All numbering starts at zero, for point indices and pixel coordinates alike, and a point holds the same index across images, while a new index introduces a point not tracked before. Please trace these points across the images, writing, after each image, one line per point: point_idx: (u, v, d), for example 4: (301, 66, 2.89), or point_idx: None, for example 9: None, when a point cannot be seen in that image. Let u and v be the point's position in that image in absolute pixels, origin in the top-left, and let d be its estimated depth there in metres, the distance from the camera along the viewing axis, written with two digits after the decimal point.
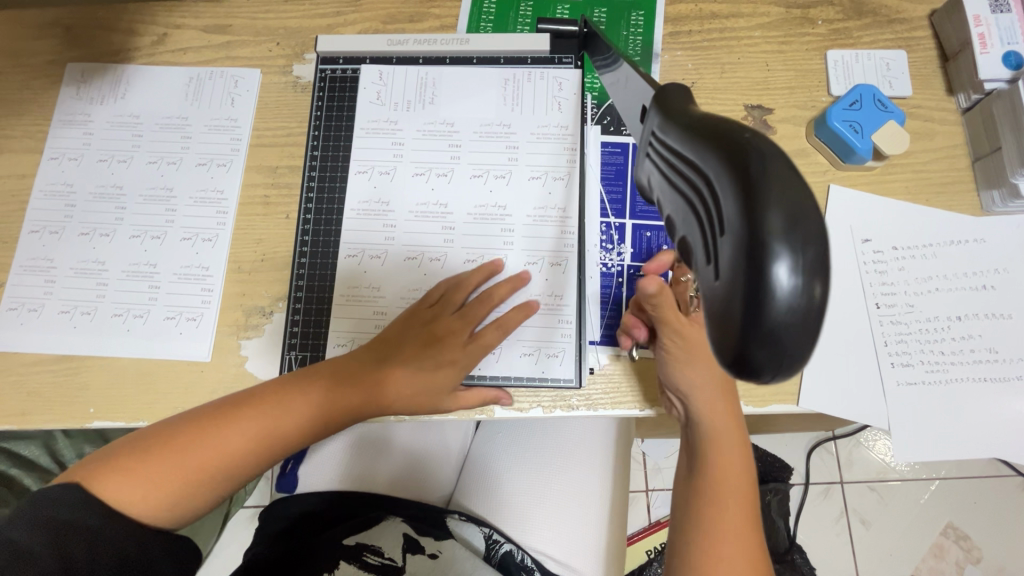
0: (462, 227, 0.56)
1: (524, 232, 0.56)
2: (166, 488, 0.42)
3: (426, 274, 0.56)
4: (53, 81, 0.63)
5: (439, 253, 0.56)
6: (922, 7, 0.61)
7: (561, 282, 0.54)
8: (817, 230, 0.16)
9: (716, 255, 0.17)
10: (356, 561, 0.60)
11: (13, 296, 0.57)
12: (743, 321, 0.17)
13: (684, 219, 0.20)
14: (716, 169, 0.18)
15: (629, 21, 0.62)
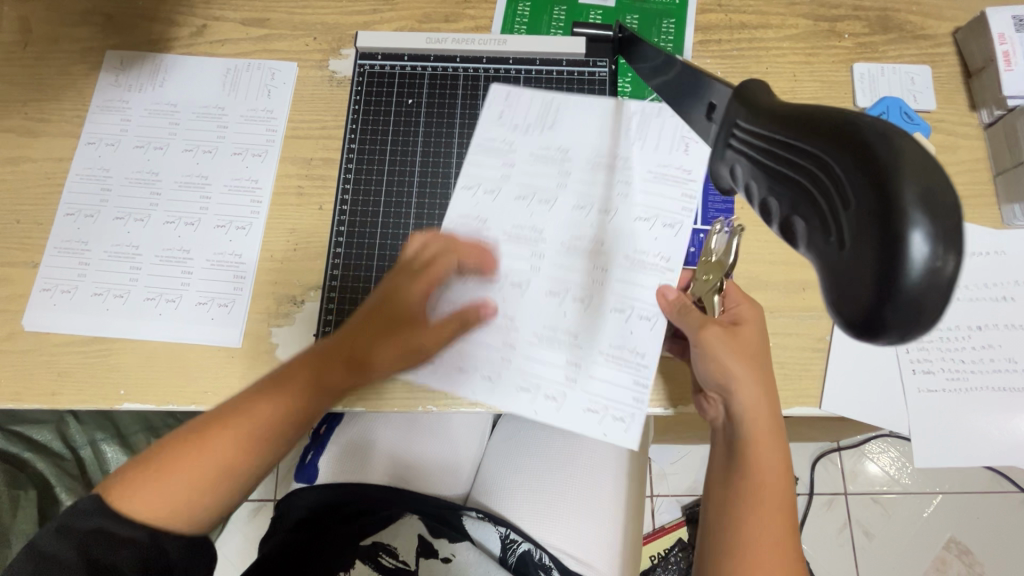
0: (538, 259, 0.54)
1: (561, 260, 0.54)
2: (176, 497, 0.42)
3: (492, 297, 0.53)
4: (91, 67, 0.63)
5: (517, 278, 0.53)
6: (946, 24, 0.62)
7: (641, 335, 0.52)
8: (951, 208, 0.18)
9: (843, 229, 0.19)
10: (371, 561, 0.62)
11: (47, 277, 0.58)
12: (878, 289, 0.18)
13: (791, 198, 0.21)
14: (838, 153, 0.19)
15: (661, 27, 0.63)
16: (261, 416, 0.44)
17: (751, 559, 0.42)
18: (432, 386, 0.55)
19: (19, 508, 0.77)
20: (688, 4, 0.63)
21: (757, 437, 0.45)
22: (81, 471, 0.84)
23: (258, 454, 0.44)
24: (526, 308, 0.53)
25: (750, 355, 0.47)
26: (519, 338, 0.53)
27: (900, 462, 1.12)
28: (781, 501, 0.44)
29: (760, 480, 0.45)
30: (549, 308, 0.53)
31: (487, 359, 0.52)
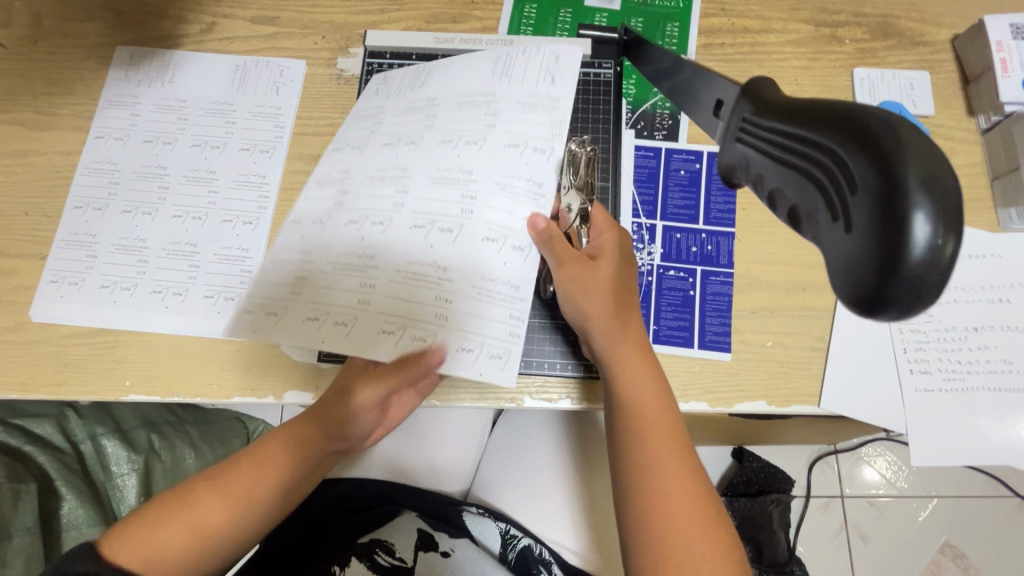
0: (417, 203, 0.52)
1: (485, 202, 0.51)
2: (162, 542, 0.46)
3: (364, 240, 0.52)
4: (101, 62, 0.64)
5: (382, 218, 0.52)
6: (945, 31, 0.63)
7: (511, 266, 0.50)
8: (953, 192, 0.18)
9: (852, 214, 0.19)
10: (366, 560, 0.61)
11: (55, 269, 0.58)
12: (881, 270, 0.18)
13: (797, 184, 0.21)
14: (845, 141, 0.19)
15: (664, 31, 0.64)
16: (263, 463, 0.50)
17: (661, 481, 0.45)
18: None
19: (21, 499, 0.75)
20: (692, 8, 0.64)
21: (637, 366, 0.48)
22: (80, 465, 0.84)
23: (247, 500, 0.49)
24: (404, 248, 0.51)
25: (630, 300, 0.51)
26: (381, 277, 0.50)
27: (896, 466, 1.13)
28: (668, 417, 0.48)
29: (648, 405, 0.48)
30: (422, 240, 0.51)
31: (347, 297, 0.50)
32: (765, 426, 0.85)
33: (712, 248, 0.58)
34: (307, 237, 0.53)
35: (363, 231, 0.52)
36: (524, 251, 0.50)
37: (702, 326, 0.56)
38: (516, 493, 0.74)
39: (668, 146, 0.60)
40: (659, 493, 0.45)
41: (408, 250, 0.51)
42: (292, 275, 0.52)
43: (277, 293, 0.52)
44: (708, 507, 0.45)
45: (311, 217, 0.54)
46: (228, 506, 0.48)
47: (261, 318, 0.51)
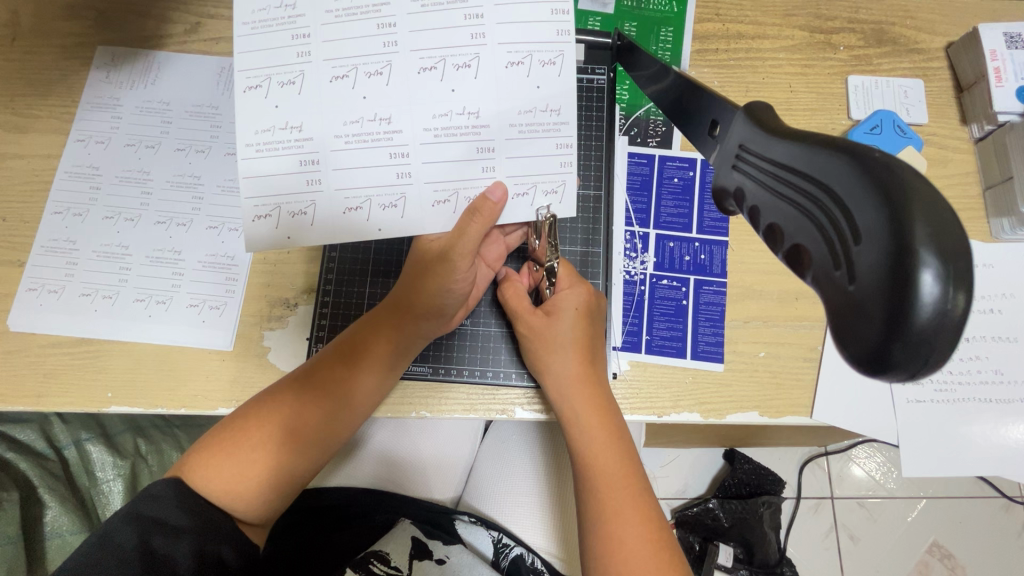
0: (414, 43, 0.42)
1: (495, 22, 0.42)
2: (233, 474, 0.46)
3: (366, 98, 0.43)
4: (82, 63, 0.62)
5: (379, 65, 0.42)
6: (939, 39, 0.63)
7: (547, 88, 0.43)
8: (960, 246, 0.17)
9: (856, 263, 0.17)
10: (362, 570, 0.60)
11: (34, 277, 0.57)
12: (887, 327, 0.17)
13: (799, 225, 0.20)
14: (853, 184, 0.18)
15: (658, 36, 0.63)
16: (315, 401, 0.49)
17: (612, 520, 0.46)
18: (424, 393, 0.55)
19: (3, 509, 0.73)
20: (687, 11, 0.63)
21: (587, 419, 0.49)
22: (65, 471, 0.83)
23: (305, 436, 0.49)
24: (426, 98, 0.43)
25: (586, 351, 0.51)
26: (411, 144, 0.44)
27: (886, 467, 1.14)
28: (623, 464, 0.48)
29: (610, 467, 0.48)
30: (441, 94, 0.43)
31: (387, 168, 0.44)
32: (757, 429, 0.85)
33: (706, 257, 0.57)
34: (285, 112, 0.43)
35: (361, 91, 0.43)
36: (556, 63, 0.43)
37: (695, 336, 0.55)
38: (507, 500, 0.73)
39: (661, 153, 0.59)
40: (608, 535, 0.45)
41: (424, 117, 0.43)
42: (293, 158, 0.44)
43: (285, 170, 0.44)
44: (661, 544, 0.45)
45: (281, 88, 0.43)
46: (301, 433, 0.49)
47: (289, 215, 0.45)
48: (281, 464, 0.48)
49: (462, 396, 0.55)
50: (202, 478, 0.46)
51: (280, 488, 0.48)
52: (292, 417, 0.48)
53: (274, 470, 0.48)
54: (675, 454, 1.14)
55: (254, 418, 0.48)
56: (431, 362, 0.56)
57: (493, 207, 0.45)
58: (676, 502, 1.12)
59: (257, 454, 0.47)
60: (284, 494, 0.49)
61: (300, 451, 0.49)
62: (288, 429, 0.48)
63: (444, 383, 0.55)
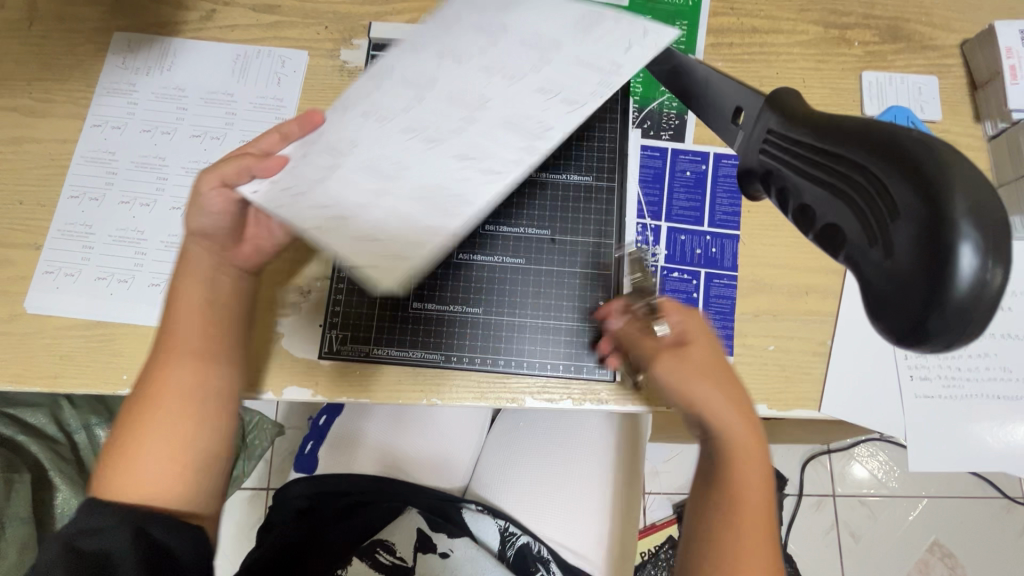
0: (507, 89, 0.38)
1: (564, 64, 0.39)
2: (145, 459, 0.42)
3: (489, 96, 0.38)
4: (99, 49, 0.63)
5: (502, 68, 0.39)
6: (954, 36, 0.63)
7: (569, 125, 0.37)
8: (999, 219, 0.17)
9: (895, 240, 0.18)
10: (368, 558, 0.63)
11: (50, 260, 0.57)
12: (926, 300, 0.17)
13: (829, 205, 0.21)
14: (891, 164, 0.19)
15: (673, 29, 0.63)
16: (191, 372, 0.45)
17: (745, 523, 0.44)
18: (436, 380, 0.56)
19: (15, 489, 0.73)
20: (701, 5, 0.63)
21: (743, 426, 0.46)
22: (74, 455, 0.83)
23: (200, 405, 0.45)
24: (526, 111, 0.37)
25: (711, 370, 0.47)
26: (518, 139, 0.36)
27: (888, 466, 1.14)
28: (762, 476, 0.46)
29: (750, 469, 0.45)
30: (525, 108, 0.37)
31: (432, 185, 0.34)
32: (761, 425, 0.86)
33: (717, 251, 0.57)
34: (346, 143, 0.38)
35: (444, 130, 0.37)
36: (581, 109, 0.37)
37: None
38: (514, 491, 0.74)
39: (674, 147, 0.60)
40: (738, 553, 0.43)
41: (511, 122, 0.37)
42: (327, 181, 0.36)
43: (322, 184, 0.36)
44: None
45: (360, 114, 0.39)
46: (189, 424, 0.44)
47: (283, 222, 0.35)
48: (190, 439, 0.44)
49: (473, 384, 0.56)
50: (119, 478, 0.42)
51: (208, 461, 0.44)
52: (170, 389, 0.44)
53: (190, 453, 0.44)
54: (678, 450, 1.15)
55: (145, 400, 0.44)
56: (444, 349, 0.56)
57: (263, 164, 0.41)
58: (678, 498, 1.12)
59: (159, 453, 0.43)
60: (204, 466, 0.44)
61: (203, 424, 0.44)
62: (174, 417, 0.44)
63: (453, 369, 0.56)
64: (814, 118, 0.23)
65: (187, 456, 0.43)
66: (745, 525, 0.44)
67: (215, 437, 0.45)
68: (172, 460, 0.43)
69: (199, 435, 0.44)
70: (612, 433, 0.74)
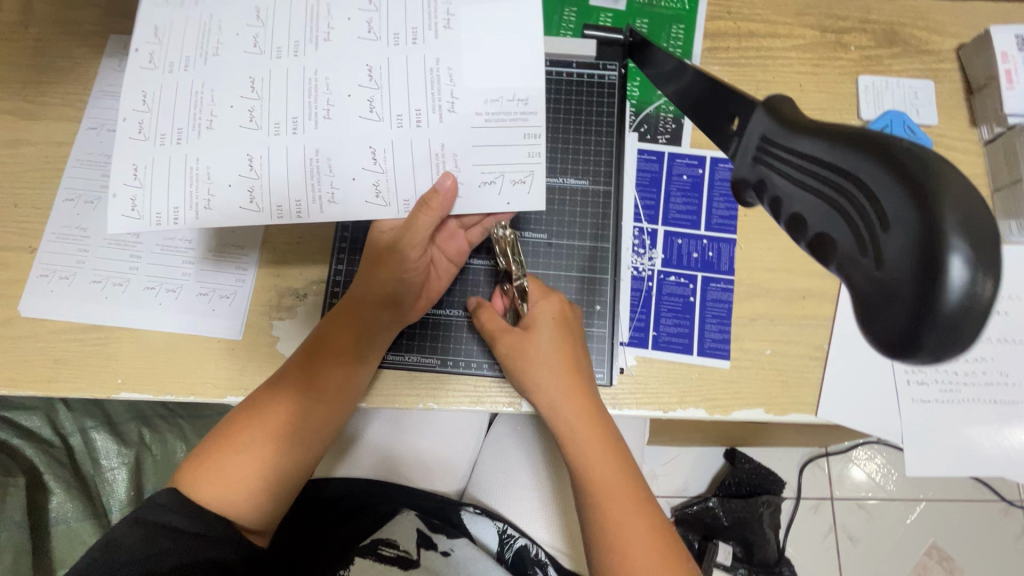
0: (415, 71, 0.46)
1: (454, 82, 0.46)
2: (234, 482, 0.47)
3: (379, 81, 0.46)
4: (95, 51, 0.62)
5: (382, 72, 0.46)
6: (950, 40, 0.63)
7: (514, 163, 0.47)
8: (990, 233, 0.17)
9: (886, 251, 0.18)
10: (371, 554, 0.61)
11: (46, 263, 0.57)
12: (918, 311, 0.17)
13: (823, 214, 0.21)
14: (881, 176, 0.18)
15: (670, 33, 0.63)
16: (292, 399, 0.50)
17: (620, 533, 0.46)
18: (431, 384, 0.55)
19: (9, 493, 0.73)
20: (698, 9, 0.63)
21: (580, 427, 0.49)
22: (70, 458, 0.83)
23: (300, 429, 0.50)
24: (418, 92, 0.46)
25: (566, 349, 0.51)
26: (447, 134, 0.46)
27: (886, 469, 1.14)
28: (624, 476, 0.49)
29: (598, 466, 0.49)
30: (421, 86, 0.46)
31: (348, 155, 0.46)
32: (758, 428, 0.86)
33: (714, 255, 0.57)
34: (222, 118, 0.46)
35: (328, 102, 0.46)
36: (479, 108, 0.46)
37: (701, 332, 0.56)
38: (511, 494, 0.74)
39: (671, 151, 0.60)
40: (620, 553, 0.46)
41: (455, 131, 0.46)
42: (179, 153, 0.46)
43: (227, 156, 0.46)
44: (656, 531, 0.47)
45: (240, 88, 0.46)
46: (297, 433, 0.50)
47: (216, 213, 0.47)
48: (275, 471, 0.48)
49: (469, 389, 0.55)
50: (201, 490, 0.46)
51: (285, 484, 0.49)
52: (280, 413, 0.49)
53: (276, 467, 0.48)
54: (676, 453, 1.14)
55: (241, 420, 0.49)
56: (440, 354, 0.56)
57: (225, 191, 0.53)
58: (676, 500, 1.12)
59: (261, 453, 0.48)
60: (277, 498, 0.49)
61: (293, 450, 0.49)
62: (307, 423, 0.50)
63: (449, 373, 0.56)
64: (807, 126, 0.23)
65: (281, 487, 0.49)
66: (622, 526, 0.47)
67: (302, 462, 0.50)
68: (264, 483, 0.48)
69: (294, 462, 0.50)
70: None
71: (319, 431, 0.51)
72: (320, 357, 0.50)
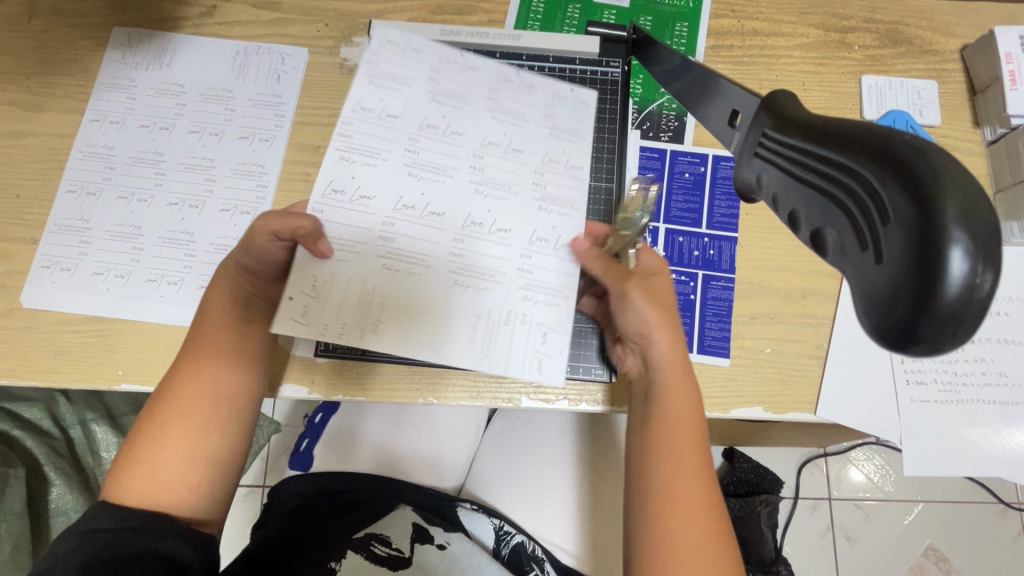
0: (475, 202, 0.47)
1: (506, 223, 0.48)
2: (161, 469, 0.43)
3: (441, 195, 0.47)
4: (98, 43, 0.62)
5: (449, 188, 0.47)
6: (954, 41, 0.63)
7: (503, 301, 0.46)
8: (990, 225, 0.18)
9: (885, 243, 0.19)
10: (363, 550, 0.59)
11: (49, 255, 0.57)
12: (916, 301, 0.18)
13: (824, 208, 0.22)
14: (880, 172, 0.19)
15: (673, 30, 0.63)
16: (200, 374, 0.45)
17: (666, 522, 0.41)
18: (431, 379, 0.56)
19: (9, 484, 0.73)
20: (702, 7, 0.63)
21: (667, 405, 0.44)
22: (70, 451, 0.83)
23: (219, 403, 0.45)
24: (468, 214, 0.47)
25: (670, 319, 0.46)
26: (466, 257, 0.46)
27: (884, 470, 1.14)
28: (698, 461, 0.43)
29: (676, 448, 0.43)
30: (475, 210, 0.47)
31: (380, 202, 0.46)
32: (757, 428, 0.86)
33: (714, 253, 0.57)
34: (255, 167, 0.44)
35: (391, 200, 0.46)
36: (513, 246, 0.47)
37: (701, 330, 0.56)
38: (509, 491, 0.74)
39: (673, 148, 0.60)
40: (673, 541, 0.40)
41: (472, 264, 0.46)
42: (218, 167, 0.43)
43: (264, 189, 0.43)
44: (714, 521, 0.41)
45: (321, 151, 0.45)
46: (212, 409, 0.45)
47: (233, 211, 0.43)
48: (194, 453, 0.44)
49: (468, 383, 0.56)
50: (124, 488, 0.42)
51: (219, 465, 0.45)
52: (188, 390, 0.45)
53: (202, 447, 0.44)
54: None
55: (148, 411, 0.45)
56: None
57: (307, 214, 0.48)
58: None
59: (179, 438, 0.43)
60: (217, 481, 0.45)
61: (217, 427, 0.45)
62: (220, 393, 0.45)
63: (450, 369, 0.56)
64: (806, 124, 0.24)
65: (221, 469, 0.45)
66: (679, 514, 0.41)
67: (232, 440, 0.46)
68: (196, 465, 0.43)
69: (221, 440, 0.45)
70: (606, 434, 0.75)
71: (242, 403, 0.47)
72: (215, 332, 0.47)
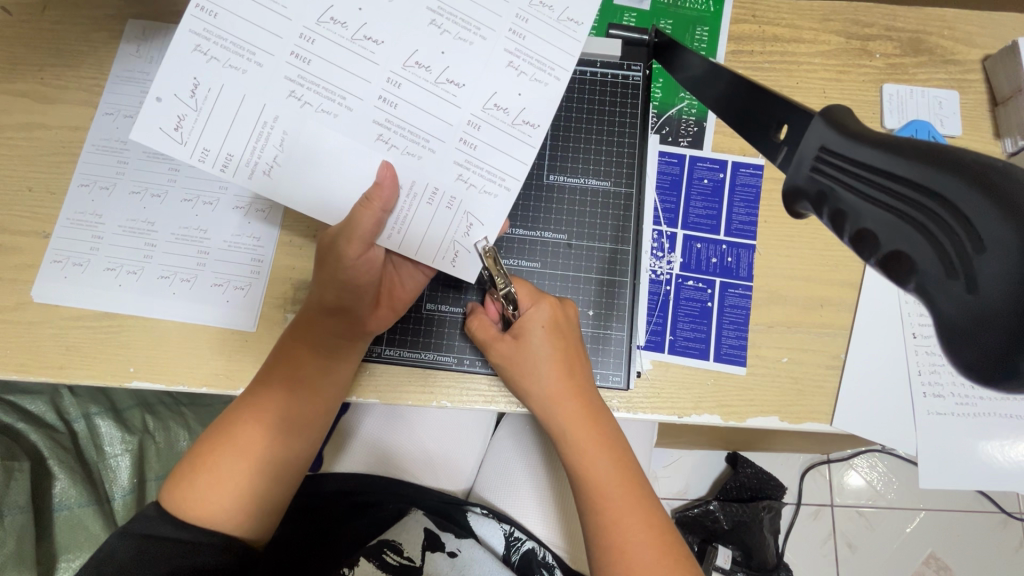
0: (442, 88, 0.45)
1: (478, 121, 0.46)
2: (228, 495, 0.47)
3: (402, 81, 0.45)
4: (112, 35, 0.62)
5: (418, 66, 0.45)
6: (976, 51, 0.63)
7: (484, 206, 0.47)
8: None
9: (979, 274, 0.19)
10: (374, 558, 0.59)
11: (61, 249, 0.56)
12: (1012, 336, 0.18)
13: (904, 233, 0.22)
14: (973, 199, 0.20)
15: (694, 35, 0.63)
16: (264, 406, 0.50)
17: (615, 534, 0.47)
18: (448, 382, 0.55)
19: (14, 477, 0.72)
20: (723, 11, 0.63)
21: (575, 428, 0.49)
22: (73, 444, 0.82)
23: (280, 437, 0.50)
24: (433, 108, 0.45)
25: (570, 361, 0.50)
26: (436, 155, 0.46)
27: (887, 477, 1.14)
28: (621, 472, 0.49)
29: (594, 468, 0.49)
30: (439, 102, 0.45)
31: (351, 98, 0.44)
32: (765, 433, 0.85)
33: (732, 260, 0.57)
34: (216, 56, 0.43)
35: (348, 94, 0.44)
36: (478, 145, 0.46)
37: (718, 338, 0.55)
38: (516, 494, 0.74)
39: (692, 154, 0.59)
40: (621, 548, 0.46)
41: (438, 168, 0.46)
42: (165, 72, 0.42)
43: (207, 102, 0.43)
44: (657, 527, 0.47)
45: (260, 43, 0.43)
46: (272, 443, 0.50)
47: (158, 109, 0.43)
48: (253, 487, 0.48)
49: (485, 387, 0.55)
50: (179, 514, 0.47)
51: (270, 497, 0.50)
52: (253, 424, 0.49)
53: (257, 479, 0.49)
54: (678, 455, 1.14)
55: (214, 441, 0.49)
56: (456, 352, 0.55)
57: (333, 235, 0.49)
58: (676, 503, 1.12)
59: (241, 469, 0.48)
60: (266, 510, 0.50)
61: (274, 462, 0.50)
62: (281, 431, 0.50)
63: (466, 372, 0.55)
64: (876, 144, 0.24)
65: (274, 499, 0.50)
66: (624, 526, 0.47)
67: (286, 474, 0.51)
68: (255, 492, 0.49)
69: (279, 472, 0.50)
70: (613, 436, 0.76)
71: (300, 435, 0.51)
72: (284, 365, 0.50)
